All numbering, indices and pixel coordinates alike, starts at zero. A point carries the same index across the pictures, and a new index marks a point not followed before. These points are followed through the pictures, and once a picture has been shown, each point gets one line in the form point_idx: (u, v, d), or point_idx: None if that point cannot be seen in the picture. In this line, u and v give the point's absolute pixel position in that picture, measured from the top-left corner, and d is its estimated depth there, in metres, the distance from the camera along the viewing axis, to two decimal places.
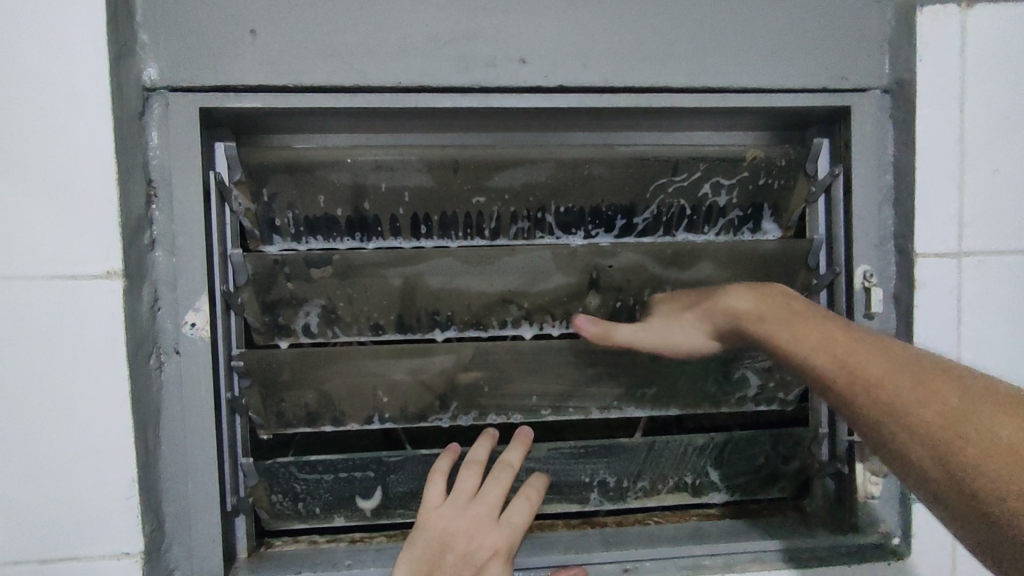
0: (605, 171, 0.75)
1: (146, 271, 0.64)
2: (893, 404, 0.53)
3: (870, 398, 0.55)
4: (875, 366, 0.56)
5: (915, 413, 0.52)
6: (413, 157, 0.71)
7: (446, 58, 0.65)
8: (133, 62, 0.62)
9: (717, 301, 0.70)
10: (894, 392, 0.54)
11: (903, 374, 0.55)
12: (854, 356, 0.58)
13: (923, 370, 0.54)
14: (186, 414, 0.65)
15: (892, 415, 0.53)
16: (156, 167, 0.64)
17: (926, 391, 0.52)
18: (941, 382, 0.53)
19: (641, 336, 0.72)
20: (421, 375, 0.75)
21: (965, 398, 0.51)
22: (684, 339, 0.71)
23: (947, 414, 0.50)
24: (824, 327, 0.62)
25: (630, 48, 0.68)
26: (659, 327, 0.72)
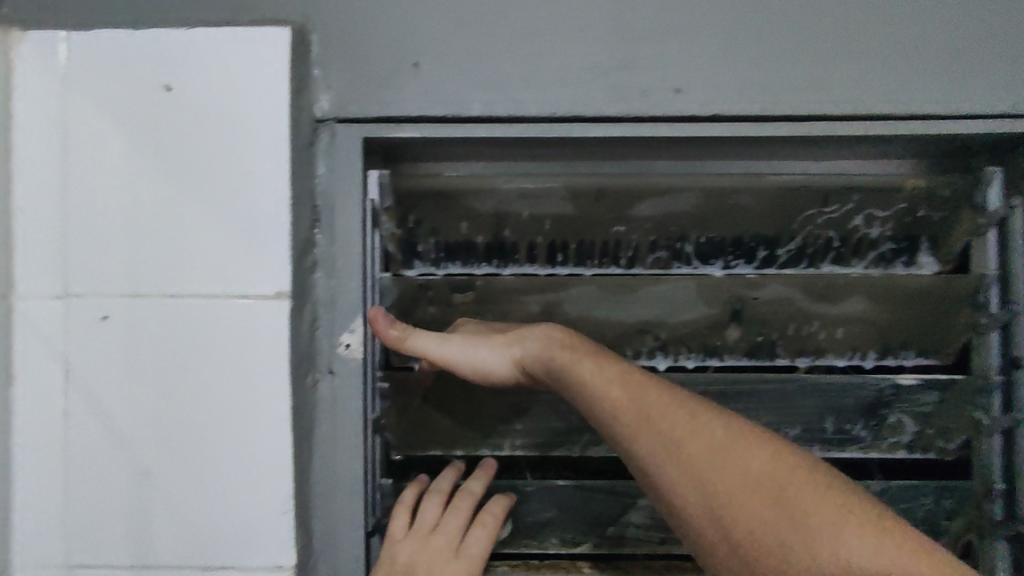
0: (751, 201, 0.73)
1: (307, 292, 0.66)
2: (688, 471, 0.54)
3: (667, 463, 0.55)
4: (675, 429, 0.56)
5: (702, 477, 0.54)
6: (559, 186, 0.72)
7: (602, 88, 0.66)
8: (307, 94, 0.65)
9: (527, 332, 0.67)
10: (683, 457, 0.55)
11: (708, 442, 0.55)
12: (673, 433, 0.56)
13: (717, 438, 0.55)
14: (337, 432, 0.66)
15: (682, 480, 0.54)
16: (320, 192, 0.67)
17: (730, 465, 0.54)
18: (741, 453, 0.54)
19: (440, 346, 0.67)
20: (555, 402, 0.76)
21: (760, 477, 0.53)
22: (508, 362, 0.67)
23: (754, 496, 0.52)
24: (647, 395, 0.60)
25: (788, 76, 0.66)
26: (464, 345, 0.67)
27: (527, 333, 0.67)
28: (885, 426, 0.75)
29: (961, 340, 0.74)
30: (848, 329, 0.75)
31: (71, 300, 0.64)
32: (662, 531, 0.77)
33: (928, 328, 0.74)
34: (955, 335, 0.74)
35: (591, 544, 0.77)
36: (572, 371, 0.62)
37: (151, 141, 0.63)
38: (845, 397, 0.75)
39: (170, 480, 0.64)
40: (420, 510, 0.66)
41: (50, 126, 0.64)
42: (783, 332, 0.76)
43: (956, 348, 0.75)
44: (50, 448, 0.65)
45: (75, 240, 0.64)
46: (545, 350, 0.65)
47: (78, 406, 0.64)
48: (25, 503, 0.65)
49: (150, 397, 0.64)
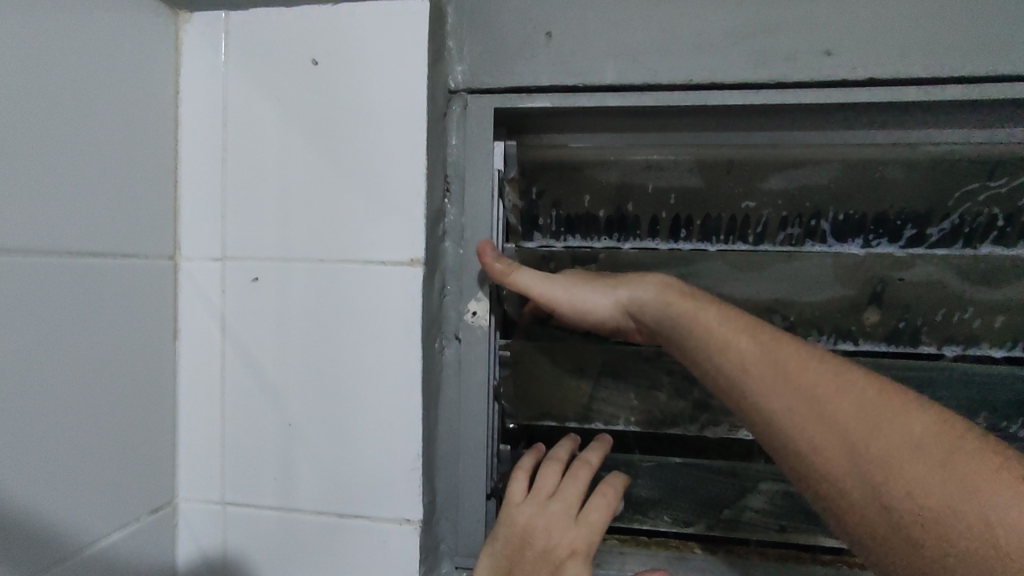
0: (901, 173, 0.68)
1: (438, 260, 0.68)
2: (862, 458, 0.46)
3: (783, 404, 0.49)
4: (857, 420, 0.46)
5: (877, 464, 0.45)
6: (686, 157, 0.70)
7: (743, 52, 0.63)
8: (443, 67, 0.67)
9: (639, 283, 0.61)
10: (863, 445, 0.46)
11: (889, 428, 0.45)
12: (778, 363, 0.51)
13: (895, 422, 0.46)
14: (463, 396, 0.69)
15: (841, 460, 0.46)
16: (452, 164, 0.69)
17: (835, 396, 0.48)
18: (847, 390, 0.48)
19: (581, 292, 0.63)
20: (672, 378, 0.75)
21: (970, 474, 0.42)
22: (596, 301, 0.63)
23: (955, 496, 0.42)
24: (761, 328, 0.54)
25: (960, 34, 0.60)
26: (571, 287, 0.64)
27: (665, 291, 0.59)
28: None
29: None
30: (1010, 317, 0.68)
31: (228, 264, 0.70)
32: (783, 518, 0.73)
33: None
34: None
35: (705, 526, 0.75)
36: (676, 308, 0.58)
37: (299, 116, 0.67)
38: (999, 392, 0.69)
39: (312, 432, 0.69)
40: (536, 478, 0.67)
41: (213, 105, 0.70)
42: (930, 318, 0.70)
43: None
44: (210, 397, 0.71)
45: (232, 209, 0.70)
46: (666, 295, 0.59)
47: (233, 360, 0.70)
48: (189, 445, 0.72)
49: (295, 356, 0.68)
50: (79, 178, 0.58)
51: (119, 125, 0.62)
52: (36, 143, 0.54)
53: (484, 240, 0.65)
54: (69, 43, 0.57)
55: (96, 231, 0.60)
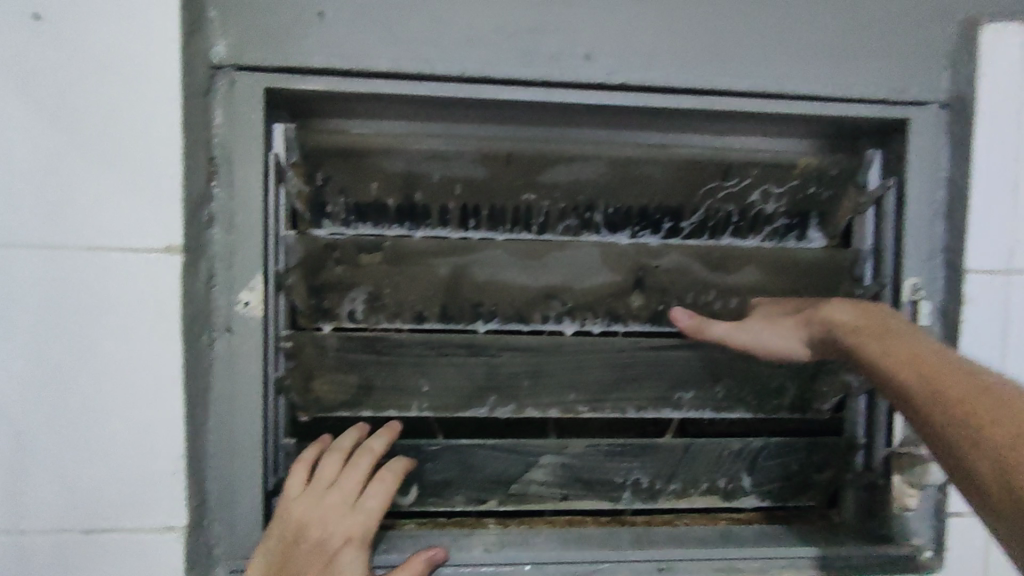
0: (656, 172, 0.76)
1: (203, 246, 0.63)
2: (953, 402, 0.54)
3: (909, 373, 0.59)
4: (948, 380, 0.55)
5: (952, 407, 0.53)
6: (469, 148, 0.72)
7: (511, 51, 0.66)
8: (202, 37, 0.61)
9: (821, 310, 0.71)
10: (943, 391, 0.55)
11: (1003, 400, 0.51)
12: (909, 349, 0.61)
13: (987, 383, 0.54)
14: (235, 392, 0.64)
15: (933, 410, 0.54)
16: (217, 145, 0.64)
17: (942, 373, 0.57)
18: (946, 369, 0.57)
19: (767, 335, 0.74)
20: (463, 365, 0.76)
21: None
22: (779, 338, 0.73)
23: (1018, 429, 0.48)
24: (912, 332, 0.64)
25: (694, 50, 0.68)
26: (756, 329, 0.75)
27: (821, 311, 0.71)
28: (768, 391, 0.80)
29: None
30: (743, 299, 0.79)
31: None
32: (563, 488, 0.79)
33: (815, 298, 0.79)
34: None
35: (496, 501, 0.79)
36: (888, 333, 0.65)
37: (25, 81, 0.58)
38: (739, 362, 0.79)
39: (51, 442, 0.61)
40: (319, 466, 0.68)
41: None
42: (682, 300, 0.79)
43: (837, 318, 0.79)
44: None
45: None
46: (857, 321, 0.68)
47: None
48: None
49: (28, 357, 0.60)
50: None
51: None
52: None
53: (673, 307, 0.77)
54: None
55: None
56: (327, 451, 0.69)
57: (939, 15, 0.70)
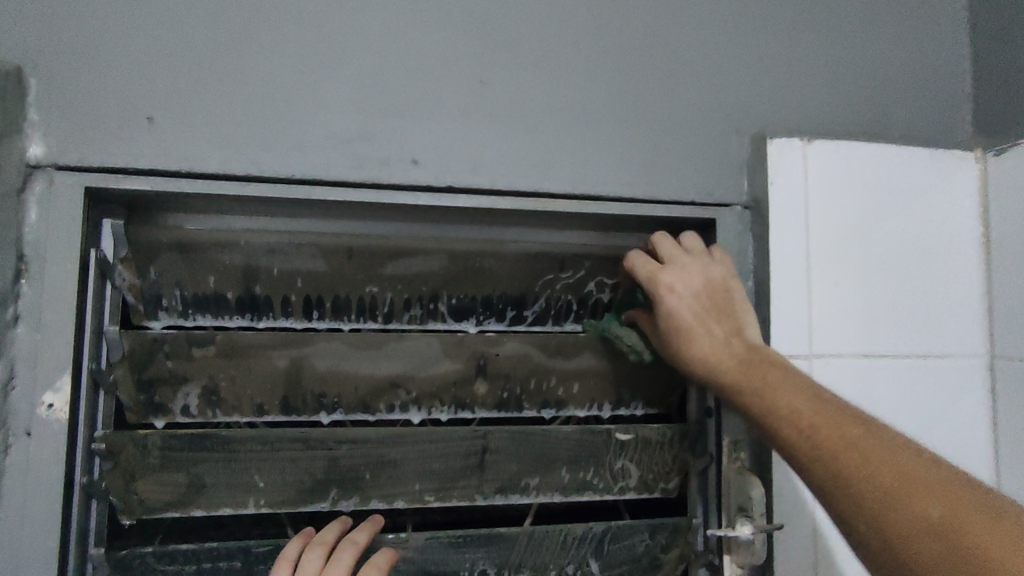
0: (496, 265, 0.79)
1: (4, 347, 0.61)
2: (872, 500, 0.56)
3: (823, 462, 0.60)
4: (868, 470, 0.58)
5: (868, 500, 0.57)
6: (308, 243, 0.74)
7: (341, 155, 0.70)
8: (19, 137, 0.62)
9: (723, 339, 0.72)
10: (851, 480, 0.58)
11: (913, 492, 0.55)
12: (812, 424, 0.62)
13: (892, 461, 0.58)
14: (31, 500, 0.61)
15: (868, 515, 0.56)
16: (30, 242, 0.63)
17: (859, 453, 0.59)
18: (862, 445, 0.59)
19: (709, 327, 0.72)
20: (301, 459, 0.74)
21: (873, 459, 0.58)
22: (703, 346, 0.71)
23: (936, 540, 0.52)
24: (790, 388, 0.66)
25: (517, 156, 0.74)
26: (684, 333, 0.72)
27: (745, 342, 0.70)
28: (612, 474, 0.82)
29: (676, 390, 0.85)
30: (583, 383, 0.83)
31: None
32: None
33: (652, 379, 0.84)
34: (671, 386, 0.85)
35: None
36: (769, 395, 0.66)
37: None
38: (582, 446, 0.81)
39: None
40: (299, 568, 0.69)
41: None
42: (525, 387, 0.82)
43: (675, 399, 0.85)
44: None
45: None
46: (737, 366, 0.69)
47: None
48: None
49: None
50: None
51: None
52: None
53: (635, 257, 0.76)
54: None
55: None
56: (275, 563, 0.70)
57: (734, 130, 0.80)
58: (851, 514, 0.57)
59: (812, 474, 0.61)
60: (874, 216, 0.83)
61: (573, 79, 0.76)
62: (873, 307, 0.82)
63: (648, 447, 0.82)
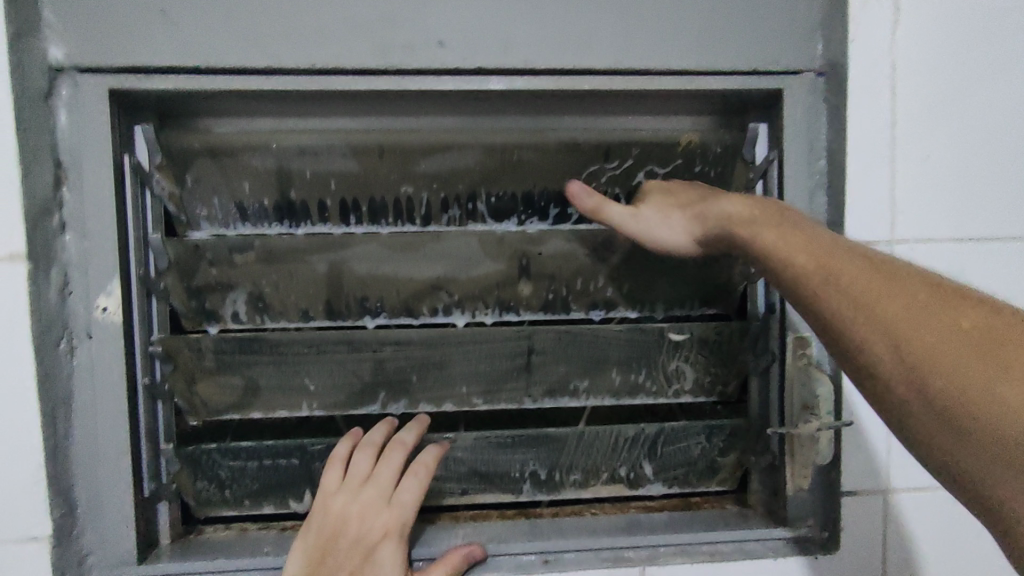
0: (535, 157, 0.74)
1: (55, 254, 0.63)
2: (899, 347, 0.48)
3: (829, 301, 0.52)
4: (877, 293, 0.50)
5: (898, 346, 0.48)
6: (337, 142, 0.71)
7: (361, 41, 0.65)
8: (39, 41, 0.61)
9: (711, 204, 0.64)
10: (872, 324, 0.49)
11: (938, 325, 0.47)
12: (825, 261, 0.53)
13: (904, 283, 0.50)
14: (98, 398, 0.64)
15: (881, 346, 0.49)
16: (65, 148, 0.63)
17: (874, 291, 0.50)
18: (881, 282, 0.51)
19: (659, 228, 0.67)
20: (347, 363, 0.75)
21: (887, 295, 0.50)
22: (667, 231, 0.67)
23: (942, 362, 0.46)
24: (802, 229, 0.58)
25: (552, 30, 0.67)
26: (648, 217, 0.68)
27: (709, 213, 0.64)
28: (665, 376, 0.79)
29: (739, 288, 0.78)
30: (633, 283, 0.78)
31: None
32: (462, 482, 0.78)
33: (713, 276, 0.77)
34: (733, 284, 0.78)
35: None
36: (760, 242, 0.58)
37: None
38: (634, 347, 0.77)
39: None
40: (350, 466, 0.72)
41: None
42: (571, 288, 0.78)
43: (735, 298, 0.79)
44: None
45: None
46: (723, 222, 0.63)
47: None
48: None
49: None
50: None
51: None
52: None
53: (571, 182, 0.70)
54: None
55: None
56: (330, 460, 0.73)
57: None
58: (872, 366, 0.49)
59: (830, 319, 0.51)
60: (978, 74, 0.71)
61: None
62: (972, 184, 0.72)
63: (704, 349, 0.77)
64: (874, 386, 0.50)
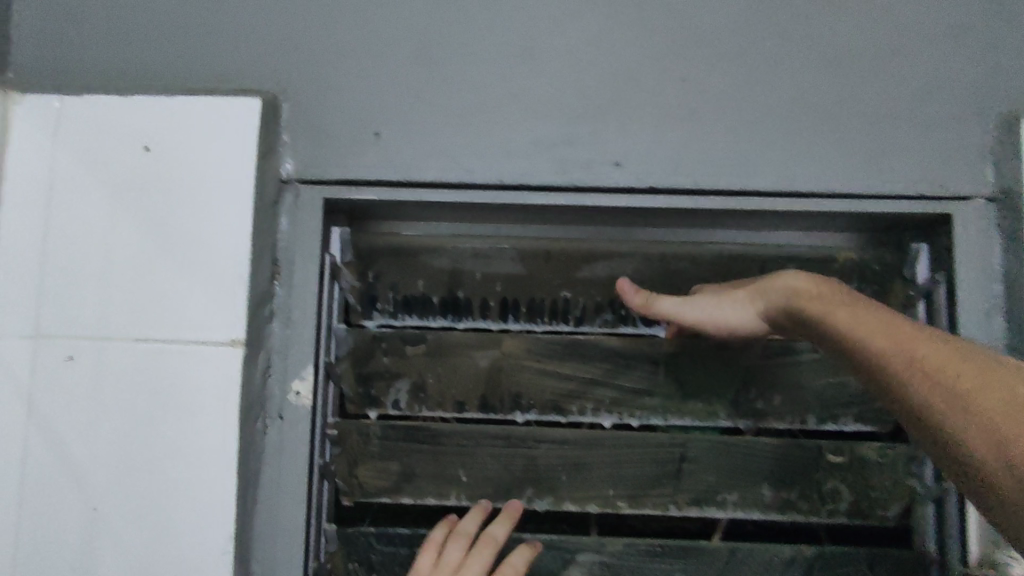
0: (692, 267, 0.76)
1: (263, 340, 0.70)
2: (926, 384, 0.51)
3: (856, 334, 0.58)
4: (887, 339, 0.56)
5: (919, 387, 0.51)
6: (508, 246, 0.77)
7: (546, 159, 0.71)
8: (275, 157, 0.71)
9: (773, 282, 0.68)
10: (900, 364, 0.53)
11: (1011, 382, 0.48)
12: (842, 312, 0.60)
13: (936, 342, 0.54)
14: (283, 475, 0.69)
15: (927, 388, 0.51)
16: (282, 249, 0.71)
17: (904, 342, 0.55)
18: (913, 339, 0.55)
19: (665, 305, 0.72)
20: (500, 457, 0.77)
21: (934, 353, 0.53)
22: (739, 315, 0.71)
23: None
24: (869, 301, 0.62)
25: (721, 154, 0.71)
26: (709, 304, 0.72)
27: (778, 283, 0.68)
28: (821, 495, 0.76)
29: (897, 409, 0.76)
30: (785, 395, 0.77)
31: (43, 342, 0.69)
32: None
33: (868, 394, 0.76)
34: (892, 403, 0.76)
35: None
36: (800, 292, 0.65)
37: (125, 198, 0.69)
38: (786, 462, 0.76)
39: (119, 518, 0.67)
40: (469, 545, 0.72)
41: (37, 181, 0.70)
42: (724, 396, 0.78)
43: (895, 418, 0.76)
44: (9, 481, 0.67)
45: (53, 282, 0.69)
46: (794, 298, 0.66)
47: (37, 445, 0.68)
48: None
49: (109, 435, 0.67)
50: None
51: None
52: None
53: (621, 280, 0.75)
54: None
55: None
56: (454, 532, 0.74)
57: (974, 113, 0.71)
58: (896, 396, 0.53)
59: (865, 357, 0.56)
60: None
61: (780, 70, 0.72)
62: None
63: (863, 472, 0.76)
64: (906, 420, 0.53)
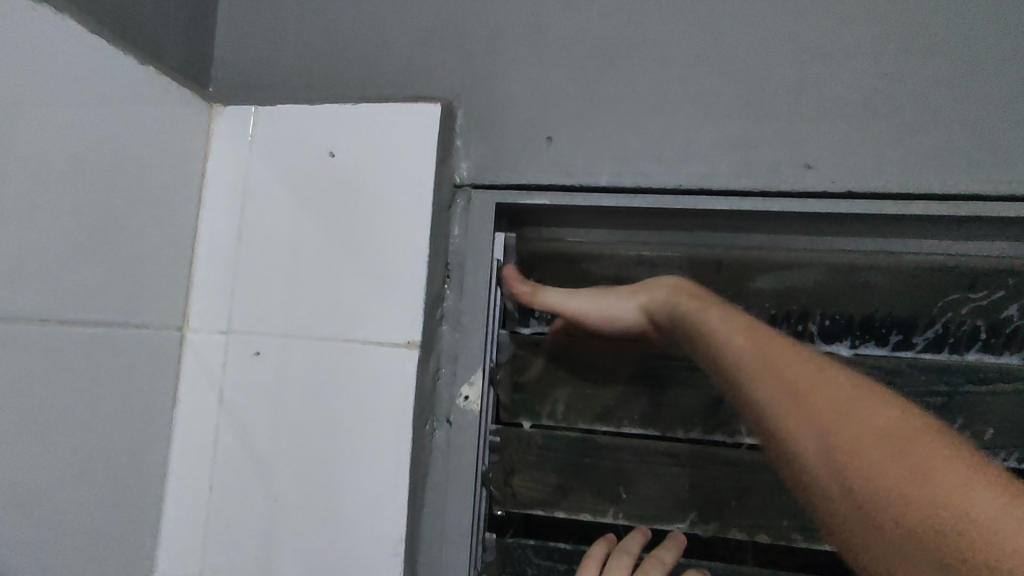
0: (886, 280, 0.70)
1: (434, 343, 0.71)
2: (837, 463, 0.52)
3: (766, 390, 0.60)
4: (818, 399, 0.56)
5: (840, 464, 0.51)
6: (677, 255, 0.74)
7: (728, 162, 0.67)
8: (450, 163, 0.72)
9: (655, 284, 0.74)
10: (817, 431, 0.54)
11: (896, 446, 0.50)
12: (795, 379, 0.59)
13: (869, 412, 0.54)
14: (451, 479, 0.69)
15: (851, 463, 0.51)
16: (453, 254, 0.73)
17: (838, 415, 0.54)
18: (860, 406, 0.54)
19: (611, 307, 0.74)
20: (664, 476, 0.74)
21: (839, 411, 0.54)
22: (617, 306, 0.74)
23: (905, 470, 0.48)
24: (784, 348, 0.63)
25: (932, 155, 0.64)
26: (592, 299, 0.75)
27: (653, 291, 0.73)
28: None
29: None
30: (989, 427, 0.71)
31: (233, 336, 0.73)
32: None
33: None
34: None
35: None
36: (709, 338, 0.68)
37: (309, 202, 0.72)
38: None
39: (296, 508, 0.69)
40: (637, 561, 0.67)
41: (233, 187, 0.75)
42: None
43: None
44: (201, 467, 0.72)
45: (242, 281, 0.73)
46: (675, 306, 0.71)
47: (226, 434, 0.72)
48: (176, 513, 0.72)
49: (289, 428, 0.70)
50: (115, 256, 0.63)
51: (155, 210, 0.68)
52: (33, 210, 0.54)
53: (508, 265, 0.74)
54: (133, 144, 0.64)
55: (123, 304, 0.65)
56: (614, 552, 0.68)
57: None
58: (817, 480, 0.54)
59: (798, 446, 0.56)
60: None
61: (1002, 61, 0.64)
62: None
63: None
64: (833, 517, 0.52)
